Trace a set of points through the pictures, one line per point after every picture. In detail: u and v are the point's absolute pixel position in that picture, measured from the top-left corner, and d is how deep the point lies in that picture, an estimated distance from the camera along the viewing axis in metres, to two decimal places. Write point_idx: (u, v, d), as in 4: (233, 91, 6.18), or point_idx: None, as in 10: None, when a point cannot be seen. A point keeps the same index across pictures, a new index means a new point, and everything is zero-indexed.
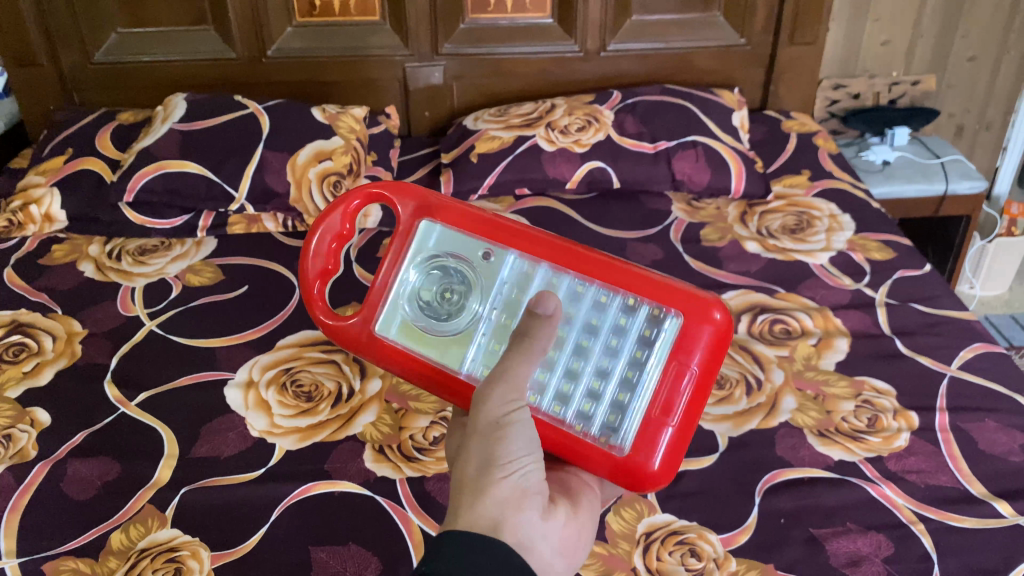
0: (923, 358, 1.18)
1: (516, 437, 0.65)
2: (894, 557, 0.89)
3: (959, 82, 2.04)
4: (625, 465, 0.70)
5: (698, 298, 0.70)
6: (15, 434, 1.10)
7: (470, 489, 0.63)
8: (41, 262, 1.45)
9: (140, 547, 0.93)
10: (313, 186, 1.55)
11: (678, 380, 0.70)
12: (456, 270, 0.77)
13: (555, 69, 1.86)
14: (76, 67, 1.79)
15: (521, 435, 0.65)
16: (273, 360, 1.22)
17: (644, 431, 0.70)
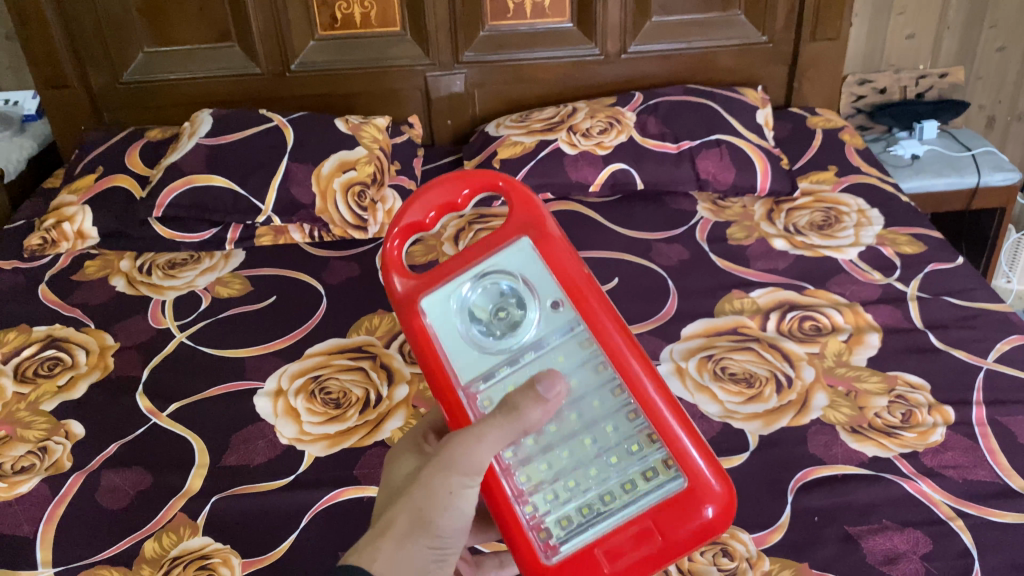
0: (957, 351, 1.16)
1: (455, 513, 0.67)
2: (932, 555, 0.87)
3: (988, 73, 2.00)
4: None
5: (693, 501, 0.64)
6: (50, 446, 1.11)
7: (395, 537, 0.66)
8: (74, 279, 1.47)
9: (172, 555, 0.94)
10: (338, 196, 1.56)
11: (647, 563, 0.64)
12: (502, 295, 0.72)
13: (575, 73, 1.86)
14: (106, 87, 1.82)
15: (462, 505, 0.67)
16: (302, 368, 1.22)
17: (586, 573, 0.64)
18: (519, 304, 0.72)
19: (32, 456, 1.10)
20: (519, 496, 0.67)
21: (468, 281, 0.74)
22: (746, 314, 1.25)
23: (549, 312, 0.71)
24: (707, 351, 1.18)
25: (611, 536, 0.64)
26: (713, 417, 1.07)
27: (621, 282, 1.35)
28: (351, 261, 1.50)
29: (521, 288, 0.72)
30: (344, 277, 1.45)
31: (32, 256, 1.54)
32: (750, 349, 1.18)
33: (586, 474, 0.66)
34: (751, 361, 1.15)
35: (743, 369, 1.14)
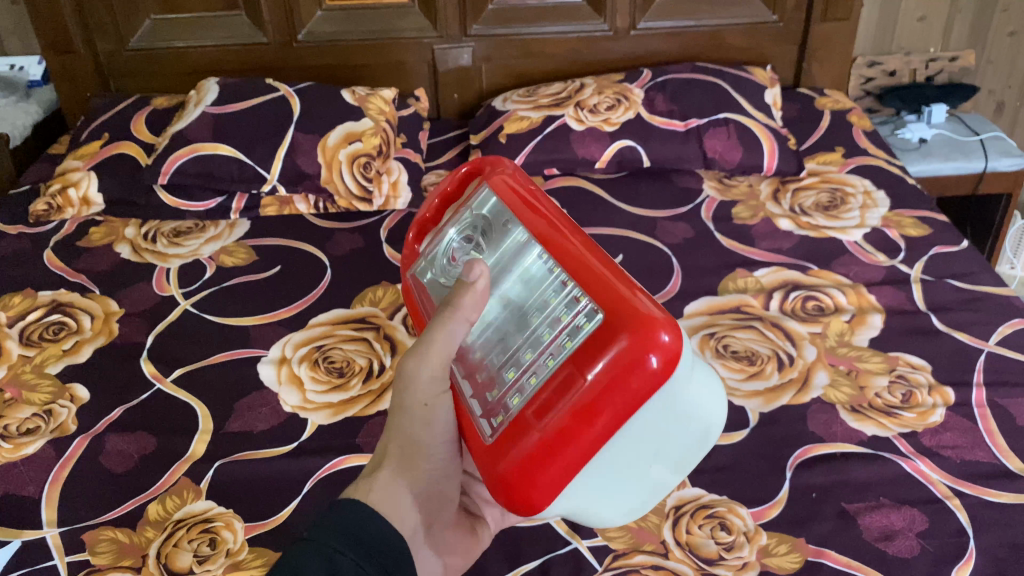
0: (959, 334, 1.16)
1: (438, 424, 0.72)
2: (929, 532, 0.88)
3: (999, 57, 1.99)
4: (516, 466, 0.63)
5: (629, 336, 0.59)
6: (55, 409, 1.12)
7: (390, 465, 0.71)
8: (79, 245, 1.47)
9: (175, 518, 0.95)
10: (344, 167, 1.56)
11: (594, 423, 0.60)
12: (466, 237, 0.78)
13: (583, 49, 1.85)
14: (112, 54, 1.82)
15: (442, 414, 0.71)
16: (306, 338, 1.23)
17: (537, 450, 0.62)
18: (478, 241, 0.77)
19: (37, 419, 1.11)
20: (486, 414, 0.68)
21: (440, 237, 0.81)
22: (750, 293, 1.26)
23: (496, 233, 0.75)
24: (709, 329, 1.18)
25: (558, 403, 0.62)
26: None
27: (626, 259, 1.35)
28: (355, 233, 1.50)
29: (477, 223, 0.77)
30: (348, 249, 1.45)
31: (38, 221, 1.54)
32: (753, 328, 1.18)
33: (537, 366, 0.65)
34: (754, 340, 1.15)
35: (745, 347, 1.14)
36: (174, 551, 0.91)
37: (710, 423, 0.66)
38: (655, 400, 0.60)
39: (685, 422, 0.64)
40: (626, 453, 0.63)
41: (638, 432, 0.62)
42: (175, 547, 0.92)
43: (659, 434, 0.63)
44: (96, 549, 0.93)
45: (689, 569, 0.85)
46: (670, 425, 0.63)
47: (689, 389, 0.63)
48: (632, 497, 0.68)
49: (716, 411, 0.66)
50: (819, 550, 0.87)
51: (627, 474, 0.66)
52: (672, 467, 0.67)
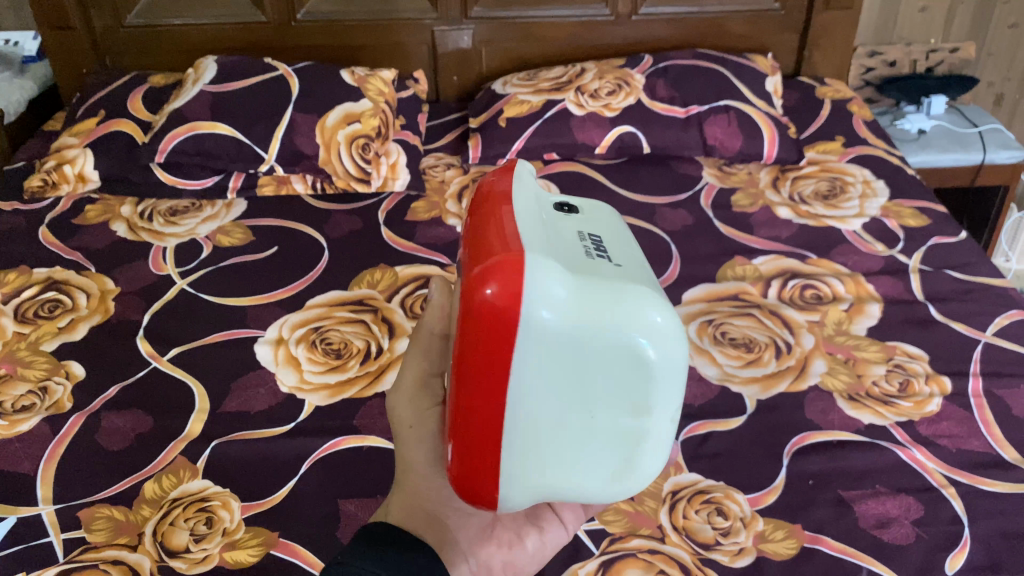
0: (957, 324, 1.16)
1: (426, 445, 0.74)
2: (924, 520, 0.89)
3: (999, 50, 1.98)
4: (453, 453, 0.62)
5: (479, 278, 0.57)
6: (51, 386, 1.11)
7: (411, 487, 0.73)
8: (74, 222, 1.46)
9: (172, 497, 0.95)
10: (342, 148, 1.56)
11: (487, 386, 0.58)
12: None
13: (584, 33, 1.84)
14: (108, 30, 1.80)
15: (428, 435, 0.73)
16: (303, 319, 1.23)
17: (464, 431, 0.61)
18: None
19: (33, 396, 1.10)
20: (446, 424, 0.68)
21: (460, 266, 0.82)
22: (748, 280, 1.26)
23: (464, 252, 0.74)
24: (708, 316, 1.18)
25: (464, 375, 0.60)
26: (712, 379, 1.08)
27: None
28: (353, 214, 1.49)
29: None
30: (346, 231, 1.45)
31: (33, 198, 1.53)
32: (751, 315, 1.18)
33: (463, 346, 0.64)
34: (752, 327, 1.16)
35: (743, 335, 1.14)
36: (170, 529, 0.91)
37: (641, 345, 0.57)
38: (522, 344, 0.56)
39: (590, 355, 0.57)
40: (542, 409, 0.59)
41: (534, 383, 0.58)
42: (172, 525, 0.92)
43: (561, 377, 0.58)
44: (92, 527, 0.92)
45: (686, 554, 0.86)
46: (570, 366, 0.57)
47: (576, 319, 0.56)
48: (609, 453, 0.62)
49: (644, 329, 0.57)
50: (815, 536, 0.87)
51: (569, 429, 0.60)
52: (630, 408, 0.59)
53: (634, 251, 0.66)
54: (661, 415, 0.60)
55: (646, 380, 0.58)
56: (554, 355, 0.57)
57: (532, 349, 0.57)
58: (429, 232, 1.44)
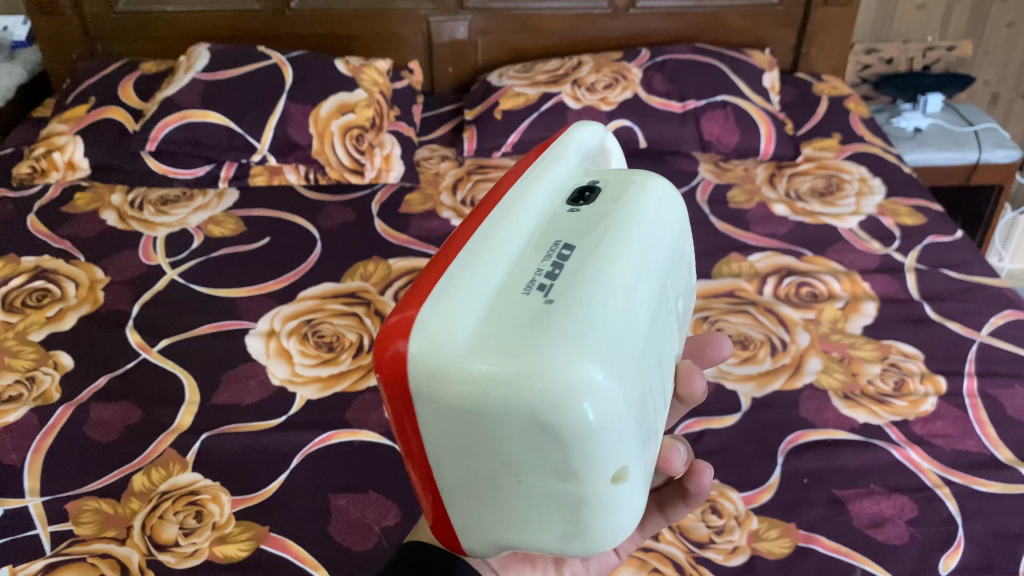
0: (952, 323, 1.16)
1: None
2: (918, 520, 0.88)
3: (996, 49, 1.98)
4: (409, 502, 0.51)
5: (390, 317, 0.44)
6: (38, 376, 1.10)
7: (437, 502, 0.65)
8: (63, 210, 1.45)
9: (161, 489, 0.94)
10: (335, 138, 1.54)
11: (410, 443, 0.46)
12: None
13: (580, 26, 1.83)
14: (99, 16, 1.78)
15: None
16: (295, 311, 1.21)
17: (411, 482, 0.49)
18: None
19: (20, 386, 1.09)
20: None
21: None
22: (744, 277, 1.25)
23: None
24: (703, 313, 1.17)
25: None
26: (707, 377, 1.07)
27: None
28: (346, 206, 1.48)
29: None
30: (339, 222, 1.43)
31: (21, 185, 1.51)
32: (746, 312, 1.17)
33: None
34: (747, 324, 1.15)
35: (738, 332, 1.14)
36: (159, 523, 0.90)
37: (566, 419, 0.40)
38: (426, 414, 0.43)
39: (498, 428, 0.42)
40: (463, 478, 0.46)
41: (443, 453, 0.44)
42: (161, 519, 0.91)
43: (473, 450, 0.43)
44: (79, 519, 0.91)
45: (680, 552, 0.85)
46: (483, 434, 0.42)
47: (476, 389, 0.40)
48: (558, 529, 0.47)
49: (570, 396, 0.40)
50: (809, 535, 0.87)
51: (503, 502, 0.46)
52: (569, 484, 0.44)
53: (614, 266, 0.47)
54: (611, 485, 0.44)
55: (578, 455, 0.42)
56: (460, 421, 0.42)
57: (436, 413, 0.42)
58: (423, 225, 1.42)
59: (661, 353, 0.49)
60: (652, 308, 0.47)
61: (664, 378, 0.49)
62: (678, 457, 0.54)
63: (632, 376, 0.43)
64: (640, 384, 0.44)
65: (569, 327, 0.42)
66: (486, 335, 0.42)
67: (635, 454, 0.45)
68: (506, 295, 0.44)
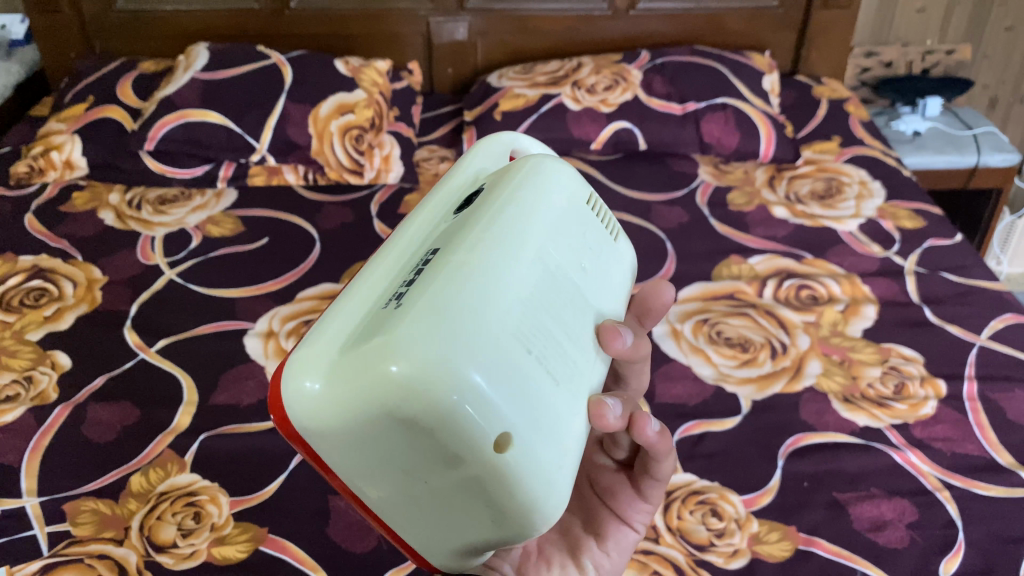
0: (952, 326, 1.16)
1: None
2: (919, 523, 0.88)
3: (995, 52, 1.98)
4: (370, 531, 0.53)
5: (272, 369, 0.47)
6: (36, 376, 1.09)
7: None
8: (61, 209, 1.44)
9: (159, 490, 0.94)
10: (335, 138, 1.54)
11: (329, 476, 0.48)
12: None
13: (581, 27, 1.83)
14: (97, 15, 1.77)
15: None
16: (294, 312, 1.21)
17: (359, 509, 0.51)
18: None
19: (17, 386, 1.08)
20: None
21: None
22: (744, 280, 1.25)
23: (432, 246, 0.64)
24: (703, 315, 1.17)
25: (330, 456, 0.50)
26: (707, 380, 1.07)
27: None
28: (345, 206, 1.48)
29: None
30: (338, 223, 1.43)
31: (19, 184, 1.50)
32: (746, 315, 1.17)
33: None
34: (747, 327, 1.15)
35: (738, 334, 1.14)
36: (158, 524, 0.90)
37: (430, 405, 0.42)
38: (321, 447, 0.45)
39: (378, 436, 0.43)
40: (380, 493, 0.47)
41: (354, 475, 0.46)
42: (159, 520, 0.90)
43: (375, 464, 0.45)
44: (77, 520, 0.91)
45: (681, 555, 0.85)
46: (370, 446, 0.44)
47: (338, 408, 0.43)
48: (489, 517, 0.47)
49: (426, 385, 0.42)
50: (810, 538, 0.87)
51: (428, 507, 0.47)
52: (466, 471, 0.44)
53: (482, 255, 0.48)
54: (503, 457, 0.44)
55: (460, 438, 0.43)
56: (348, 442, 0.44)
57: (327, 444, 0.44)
58: None
59: (551, 330, 0.49)
60: (525, 293, 0.48)
61: (564, 351, 0.50)
62: (611, 411, 0.52)
63: (501, 351, 0.45)
64: (511, 361, 0.45)
65: (419, 322, 0.43)
66: (349, 354, 0.44)
67: (529, 422, 0.45)
68: (372, 314, 0.47)
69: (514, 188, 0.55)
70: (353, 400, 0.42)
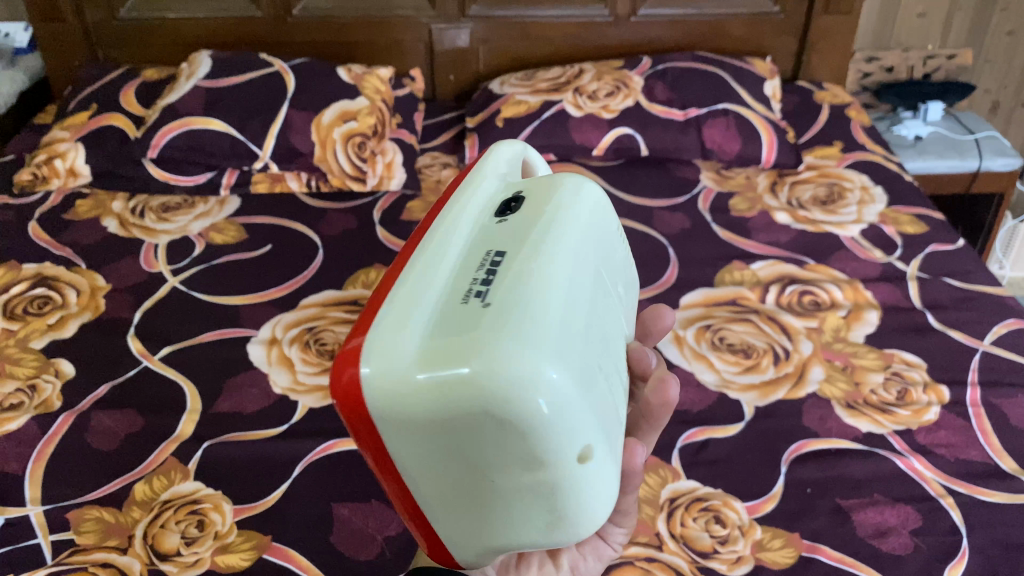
0: (954, 332, 1.16)
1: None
2: (922, 530, 0.88)
3: (996, 56, 1.98)
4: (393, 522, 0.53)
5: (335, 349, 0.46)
6: (40, 385, 1.10)
7: None
8: (65, 217, 1.44)
9: (163, 498, 0.94)
10: (338, 146, 1.54)
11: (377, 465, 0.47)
12: None
13: (582, 33, 1.83)
14: (100, 23, 1.78)
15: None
16: (297, 319, 1.21)
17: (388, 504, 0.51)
18: None
19: (21, 394, 1.08)
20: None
21: None
22: (747, 286, 1.25)
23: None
24: (706, 321, 1.17)
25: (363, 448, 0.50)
26: (709, 386, 1.07)
27: None
28: (348, 213, 1.48)
29: None
30: (341, 230, 1.43)
31: (23, 192, 1.51)
32: (749, 321, 1.17)
33: None
34: (749, 333, 1.15)
35: (740, 340, 1.14)
36: (161, 532, 0.90)
37: (519, 410, 0.42)
38: (388, 433, 0.44)
39: (458, 433, 0.43)
40: (433, 488, 0.47)
41: (412, 471, 0.46)
42: (163, 528, 0.90)
43: (440, 460, 0.45)
44: (81, 529, 0.91)
45: (684, 562, 0.85)
46: (445, 441, 0.44)
47: (425, 401, 0.42)
48: (541, 521, 0.48)
49: (518, 388, 0.42)
50: (813, 545, 0.87)
51: (478, 507, 0.48)
52: (541, 475, 0.45)
53: (549, 262, 0.49)
54: (576, 464, 0.46)
55: (542, 442, 0.44)
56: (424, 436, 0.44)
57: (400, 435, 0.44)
58: None
59: (599, 342, 0.51)
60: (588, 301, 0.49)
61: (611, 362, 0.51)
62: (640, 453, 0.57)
63: (577, 358, 0.45)
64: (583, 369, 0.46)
65: (510, 325, 0.43)
66: (432, 346, 0.43)
67: (594, 433, 0.47)
68: (446, 307, 0.46)
69: (564, 196, 0.55)
70: (438, 391, 0.42)
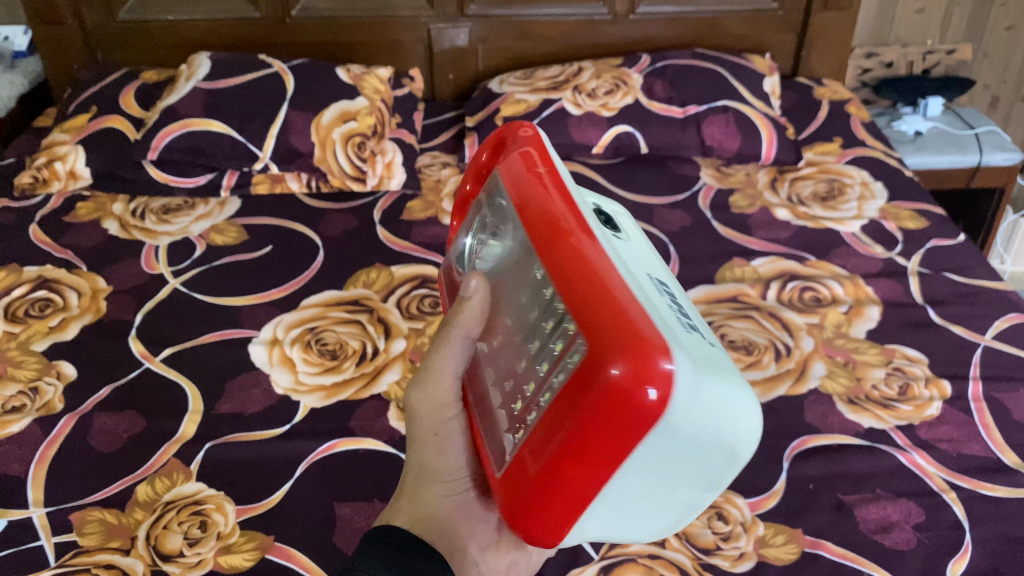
0: (956, 327, 1.16)
1: (455, 449, 0.69)
2: (925, 525, 0.88)
3: (996, 51, 1.98)
4: (524, 516, 0.55)
5: (618, 342, 0.47)
6: (41, 387, 1.10)
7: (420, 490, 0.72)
8: (65, 220, 1.44)
9: (165, 499, 0.94)
10: (337, 146, 1.54)
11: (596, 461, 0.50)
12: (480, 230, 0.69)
13: (581, 32, 1.84)
14: (100, 26, 1.78)
15: (457, 440, 0.69)
16: (298, 319, 1.21)
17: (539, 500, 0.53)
18: (494, 233, 0.67)
19: (23, 397, 1.08)
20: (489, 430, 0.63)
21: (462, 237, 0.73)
22: (747, 282, 1.25)
23: (506, 207, 0.64)
24: (707, 318, 1.17)
25: (542, 445, 0.52)
26: None
27: None
28: (348, 214, 1.48)
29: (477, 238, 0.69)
30: (341, 230, 1.43)
31: (23, 195, 1.51)
32: (750, 317, 1.17)
33: (532, 391, 0.56)
34: (750, 329, 1.15)
35: (742, 337, 1.13)
36: (164, 533, 0.90)
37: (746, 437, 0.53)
38: (659, 438, 0.49)
39: (698, 454, 0.52)
40: (625, 492, 0.53)
41: (631, 475, 0.51)
42: (165, 529, 0.90)
43: (661, 472, 0.52)
44: (83, 531, 0.91)
45: (687, 559, 0.85)
46: (681, 457, 0.51)
47: (712, 418, 0.50)
48: (661, 524, 0.58)
49: (749, 420, 0.52)
50: (815, 541, 0.87)
51: (641, 510, 0.55)
52: (705, 492, 0.56)
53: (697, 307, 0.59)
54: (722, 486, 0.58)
55: (733, 470, 0.55)
56: (676, 449, 0.50)
57: (668, 443, 0.49)
58: (425, 232, 1.42)
59: None
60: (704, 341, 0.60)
61: None
62: None
63: None
64: None
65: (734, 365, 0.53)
66: (709, 370, 0.50)
67: None
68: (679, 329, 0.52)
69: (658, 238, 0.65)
70: (710, 422, 0.50)
